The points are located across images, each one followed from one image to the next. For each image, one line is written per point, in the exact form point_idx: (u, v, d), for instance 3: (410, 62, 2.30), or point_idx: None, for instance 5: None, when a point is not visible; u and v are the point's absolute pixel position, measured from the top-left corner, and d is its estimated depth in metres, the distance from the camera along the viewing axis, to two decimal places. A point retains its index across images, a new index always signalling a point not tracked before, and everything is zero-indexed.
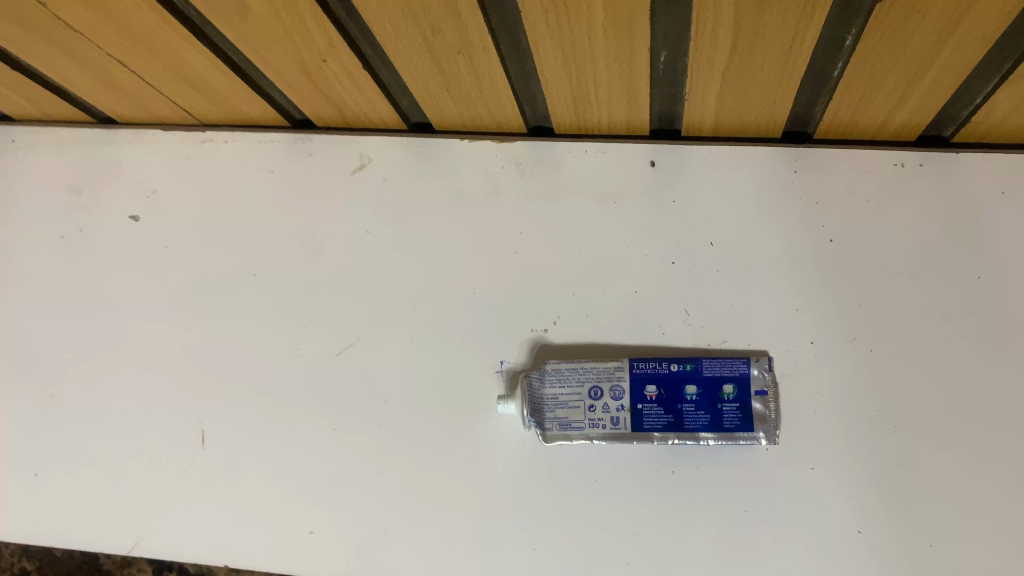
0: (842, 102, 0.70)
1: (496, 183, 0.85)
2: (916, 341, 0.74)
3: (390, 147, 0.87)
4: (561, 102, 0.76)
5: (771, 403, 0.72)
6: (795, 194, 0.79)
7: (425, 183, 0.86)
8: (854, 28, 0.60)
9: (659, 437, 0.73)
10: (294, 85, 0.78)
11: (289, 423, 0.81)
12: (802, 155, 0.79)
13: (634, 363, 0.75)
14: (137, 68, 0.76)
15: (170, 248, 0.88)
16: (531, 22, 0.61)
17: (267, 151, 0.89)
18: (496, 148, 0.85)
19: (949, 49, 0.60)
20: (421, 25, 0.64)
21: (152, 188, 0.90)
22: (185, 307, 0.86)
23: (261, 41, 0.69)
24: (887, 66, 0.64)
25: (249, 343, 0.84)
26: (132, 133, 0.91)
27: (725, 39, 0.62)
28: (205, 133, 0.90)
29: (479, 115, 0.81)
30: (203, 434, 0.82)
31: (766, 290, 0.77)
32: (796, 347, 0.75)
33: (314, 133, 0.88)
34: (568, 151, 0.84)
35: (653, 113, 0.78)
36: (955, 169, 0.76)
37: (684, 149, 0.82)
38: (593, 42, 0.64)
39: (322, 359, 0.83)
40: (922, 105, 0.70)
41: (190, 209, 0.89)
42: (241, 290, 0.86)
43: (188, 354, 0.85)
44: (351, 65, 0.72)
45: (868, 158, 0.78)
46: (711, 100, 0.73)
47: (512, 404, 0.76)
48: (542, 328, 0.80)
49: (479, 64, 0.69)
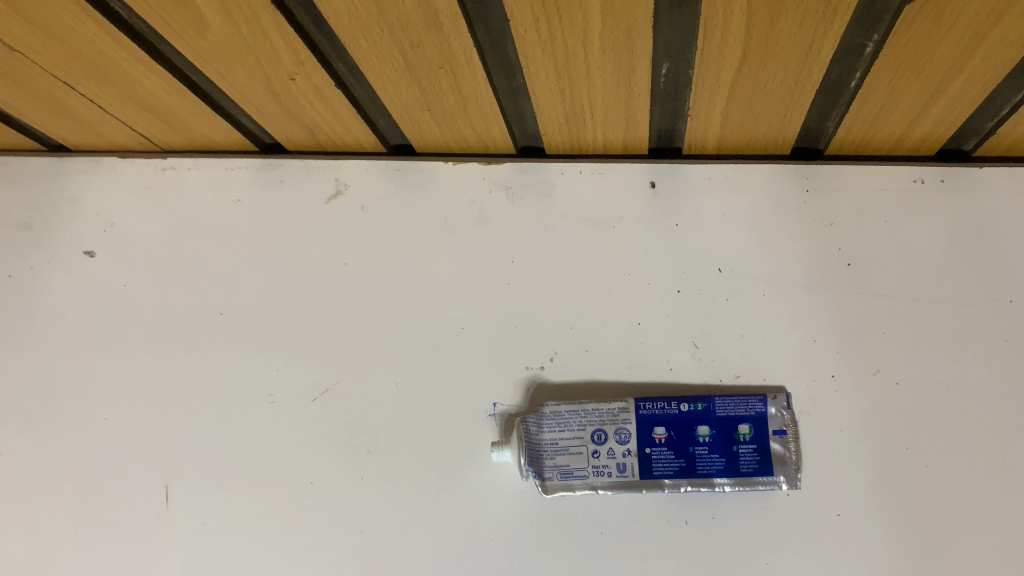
0: (857, 115, 0.65)
1: (485, 209, 0.79)
2: (945, 371, 0.68)
3: (370, 172, 0.82)
4: (553, 120, 0.70)
5: (791, 443, 0.67)
6: (806, 215, 0.74)
7: (409, 211, 0.80)
8: (876, 34, 0.54)
9: (670, 485, 0.67)
10: (260, 106, 0.71)
11: (263, 475, 0.74)
12: (813, 173, 0.75)
13: (641, 404, 0.69)
14: (88, 92, 0.70)
15: (130, 286, 0.81)
16: (520, 33, 0.56)
17: (235, 178, 0.83)
18: (483, 171, 0.80)
19: (979, 55, 0.55)
20: (399, 40, 0.58)
21: (110, 221, 0.84)
22: (147, 349, 0.79)
23: (222, 59, 0.62)
24: (910, 75, 0.58)
25: (217, 388, 0.77)
26: (87, 162, 0.85)
27: (733, 48, 0.57)
28: (166, 161, 0.85)
29: (464, 136, 0.75)
30: (167, 491, 0.75)
31: (778, 318, 0.72)
32: (815, 382, 0.69)
33: (285, 159, 0.83)
34: (561, 172, 0.79)
35: (652, 130, 0.72)
36: (977, 184, 0.72)
37: (683, 169, 0.77)
38: (588, 54, 0.58)
39: (298, 403, 0.76)
40: (943, 116, 0.65)
41: (150, 243, 0.83)
42: (208, 330, 0.79)
43: (151, 401, 0.78)
44: (322, 83, 0.66)
45: (885, 174, 0.74)
46: (716, 115, 0.67)
47: (507, 452, 0.69)
48: (538, 365, 0.73)
49: (464, 80, 0.63)
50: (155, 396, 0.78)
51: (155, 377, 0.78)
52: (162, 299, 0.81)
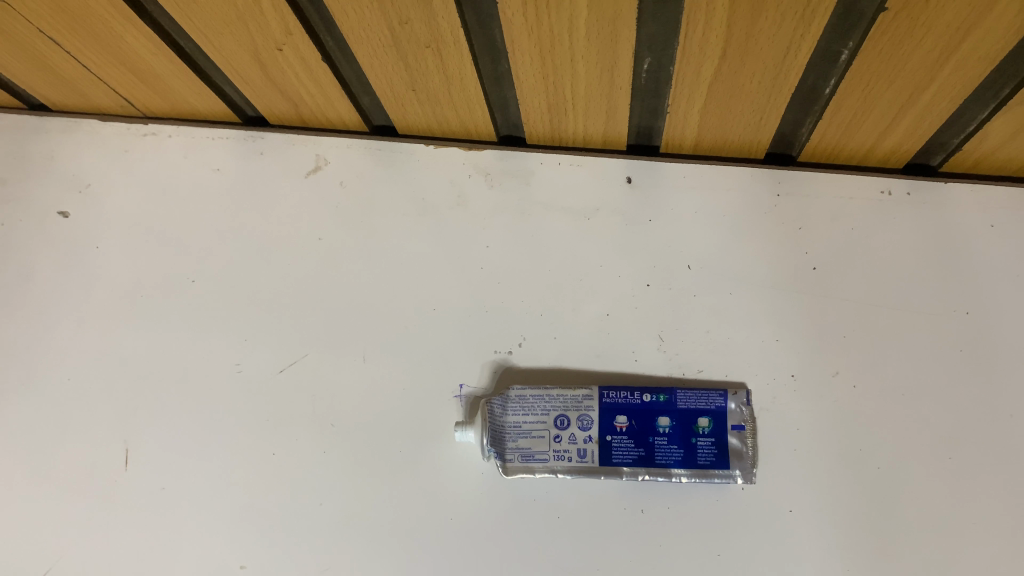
0: (831, 123, 0.67)
1: (463, 193, 0.80)
2: (900, 376, 0.70)
3: (351, 149, 0.82)
4: (535, 109, 0.71)
5: (749, 438, 0.68)
6: (776, 219, 0.76)
7: (388, 191, 0.81)
8: (852, 41, 0.56)
9: (629, 472, 0.68)
10: (246, 76, 0.71)
11: (226, 444, 0.74)
12: (786, 178, 0.77)
13: (605, 392, 0.70)
14: (73, 50, 0.70)
15: (103, 248, 0.81)
16: (508, 17, 0.57)
17: (215, 148, 0.83)
18: (463, 156, 0.81)
19: (949, 68, 0.57)
20: (388, 15, 0.58)
21: (87, 182, 0.83)
22: (116, 313, 0.79)
23: (210, 23, 0.63)
24: (883, 84, 0.60)
25: (186, 356, 0.77)
26: (67, 122, 0.84)
27: (715, 46, 0.58)
28: (148, 126, 0.84)
29: (447, 120, 0.76)
30: (128, 454, 0.74)
31: (744, 317, 0.73)
32: (776, 380, 0.71)
33: (267, 131, 0.83)
34: (540, 162, 0.80)
35: (632, 126, 0.74)
36: (943, 199, 0.74)
37: (660, 166, 0.78)
38: (572, 42, 0.59)
39: (264, 375, 0.76)
40: (912, 129, 0.67)
41: (127, 208, 0.82)
42: (179, 299, 0.79)
43: (117, 366, 0.77)
44: (309, 56, 0.66)
45: (854, 184, 0.76)
46: (694, 114, 0.69)
47: (471, 431, 0.71)
48: (506, 350, 0.74)
49: (450, 62, 0.64)
50: (122, 360, 0.77)
51: (123, 341, 0.78)
52: (136, 263, 0.80)
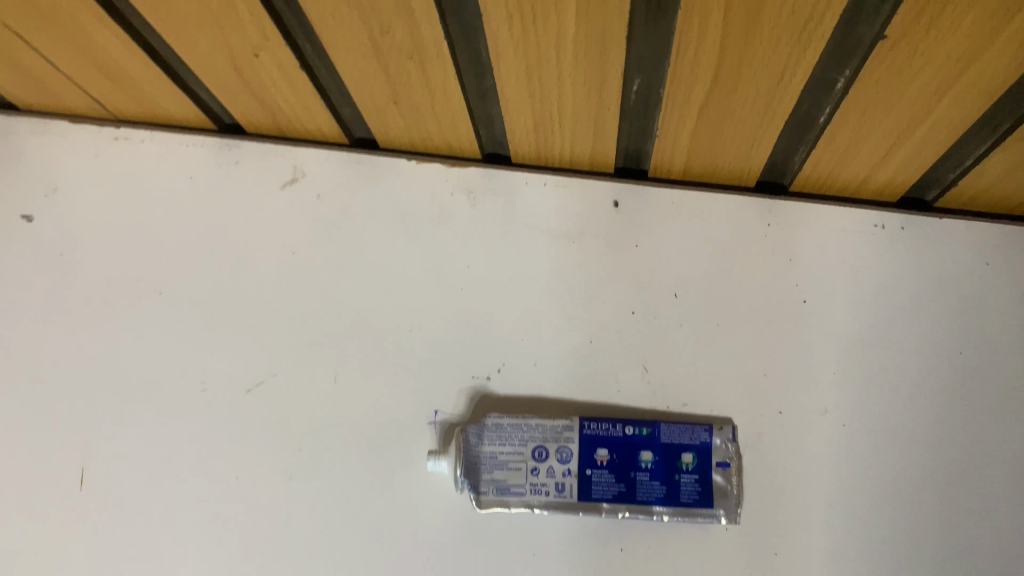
0: (824, 152, 0.65)
1: (445, 211, 0.77)
2: (890, 416, 0.68)
3: (331, 162, 0.79)
4: (521, 127, 0.69)
5: (734, 477, 0.66)
6: (766, 248, 0.74)
7: (368, 206, 0.78)
8: (848, 70, 0.54)
9: (608, 509, 0.65)
10: (222, 82, 0.69)
11: (188, 464, 0.71)
12: (777, 208, 0.75)
13: (585, 424, 0.68)
14: (42, 48, 0.67)
15: (68, 254, 0.78)
16: (494, 31, 0.54)
17: (190, 156, 0.80)
18: (446, 172, 0.78)
19: (948, 100, 0.55)
20: (369, 24, 0.56)
21: (53, 186, 0.80)
22: (78, 325, 0.75)
23: (183, 26, 0.60)
24: (877, 115, 0.58)
25: (150, 372, 0.74)
26: (35, 123, 0.81)
27: (706, 69, 0.56)
28: (119, 130, 0.81)
29: (430, 135, 0.74)
30: (82, 474, 0.71)
31: (731, 349, 0.71)
32: (763, 416, 0.69)
33: (243, 140, 0.80)
34: (525, 182, 0.77)
35: (620, 148, 0.72)
36: (937, 235, 0.73)
37: (649, 191, 0.76)
38: (560, 59, 0.57)
39: (230, 394, 0.72)
40: (907, 162, 0.65)
41: (95, 213, 0.79)
42: (144, 310, 0.76)
43: (75, 378, 0.74)
44: (288, 63, 0.63)
45: (847, 216, 0.74)
46: (683, 138, 0.67)
47: (444, 461, 0.67)
48: (485, 375, 0.71)
49: (433, 74, 0.62)
50: (81, 372, 0.74)
51: (84, 353, 0.74)
52: (100, 272, 0.77)
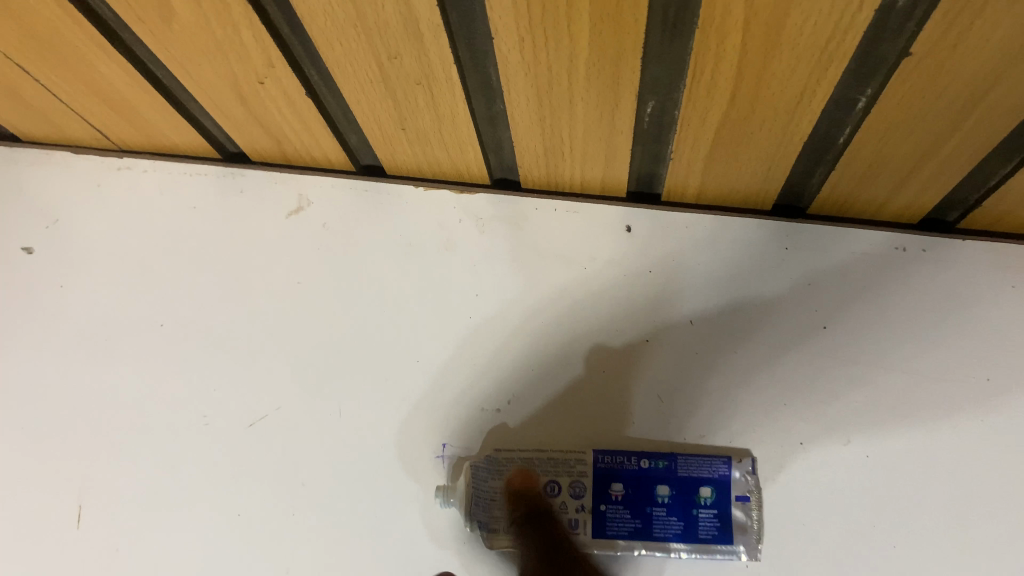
0: (843, 174, 0.64)
1: (452, 239, 0.75)
2: (915, 447, 0.66)
3: (337, 189, 0.78)
4: (531, 152, 0.67)
5: (753, 511, 0.64)
6: (783, 274, 0.72)
7: (374, 235, 0.76)
8: (869, 88, 0.53)
9: (623, 546, 0.64)
10: (226, 111, 0.68)
11: (191, 502, 0.69)
12: (795, 231, 0.72)
13: (600, 457, 0.66)
14: (42, 78, 0.66)
15: (69, 287, 0.76)
16: (504, 53, 0.53)
17: (194, 185, 0.79)
18: (454, 199, 0.76)
19: (973, 120, 0.54)
20: (376, 49, 0.55)
21: (55, 217, 0.78)
22: (76, 358, 0.74)
23: (187, 53, 0.59)
24: (899, 136, 0.57)
25: (151, 409, 0.72)
26: (36, 154, 0.80)
27: (723, 90, 0.54)
28: (122, 160, 0.80)
29: (438, 161, 0.72)
30: (80, 510, 0.69)
31: (750, 378, 0.69)
32: (783, 447, 0.67)
33: (247, 168, 0.78)
34: (534, 208, 0.75)
35: (632, 173, 0.70)
36: (961, 258, 0.70)
37: (663, 215, 0.74)
38: (572, 83, 0.56)
39: (233, 429, 0.70)
40: (929, 183, 0.63)
41: (96, 245, 0.77)
42: (146, 343, 0.74)
43: (76, 414, 0.72)
44: (293, 90, 0.62)
45: (867, 239, 0.71)
46: (698, 162, 0.65)
47: (454, 498, 0.66)
48: (494, 407, 0.69)
49: (441, 100, 0.60)
50: (82, 408, 0.72)
51: (83, 388, 0.73)
52: (101, 304, 0.75)
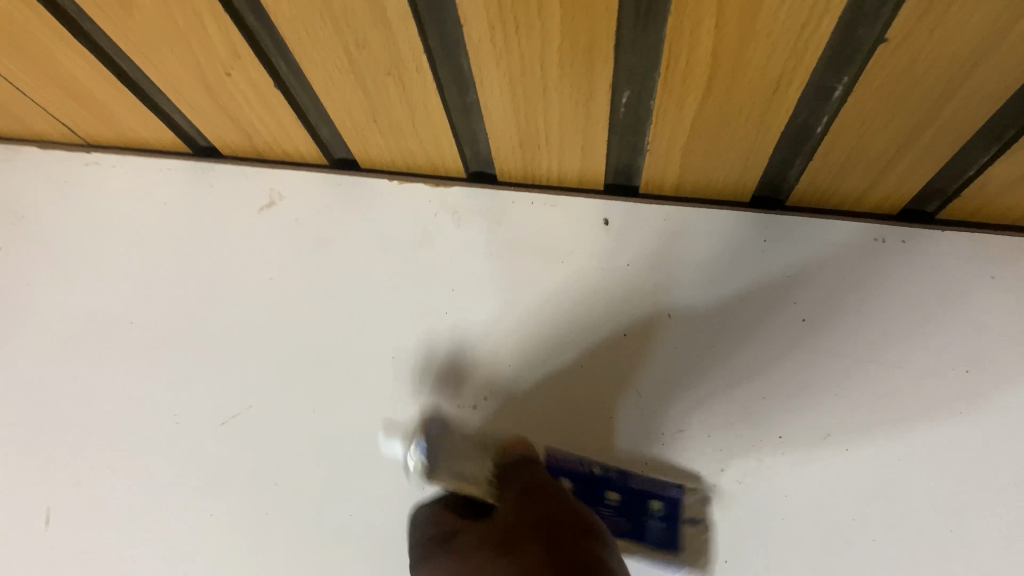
0: (821, 165, 0.63)
1: (428, 233, 0.74)
2: (894, 442, 0.65)
3: (310, 184, 0.76)
4: (506, 145, 0.66)
5: (703, 532, 0.66)
6: (762, 266, 0.70)
7: (348, 230, 0.75)
8: (845, 76, 0.52)
9: None
10: (194, 103, 0.66)
11: (160, 501, 0.70)
12: (774, 222, 0.71)
13: (552, 455, 0.68)
14: (3, 70, 0.64)
15: (39, 286, 0.75)
16: (475, 42, 0.52)
17: (164, 180, 0.77)
18: (429, 193, 0.75)
19: (951, 107, 0.53)
20: (343, 38, 0.53)
21: (23, 214, 0.78)
22: (45, 359, 0.74)
23: (151, 43, 0.58)
24: (877, 125, 0.56)
25: (122, 409, 0.71)
26: (6, 150, 0.79)
27: (698, 80, 0.53)
28: (91, 155, 0.78)
29: (413, 154, 0.71)
30: (47, 514, 0.71)
31: (728, 373, 0.68)
32: (762, 443, 0.67)
33: (219, 163, 0.76)
34: (511, 201, 0.74)
35: (610, 165, 0.69)
36: (941, 249, 0.68)
37: (641, 207, 0.72)
38: (545, 73, 0.55)
39: (205, 427, 0.70)
40: (908, 173, 0.62)
41: (64, 241, 0.76)
42: (115, 342, 0.73)
43: (52, 415, 0.72)
44: (260, 81, 0.61)
45: (848, 230, 0.69)
46: (675, 154, 0.64)
47: (398, 438, 0.68)
48: (469, 404, 0.69)
49: (413, 91, 0.59)
50: (58, 408, 0.72)
51: (54, 387, 0.73)
52: (70, 302, 0.75)
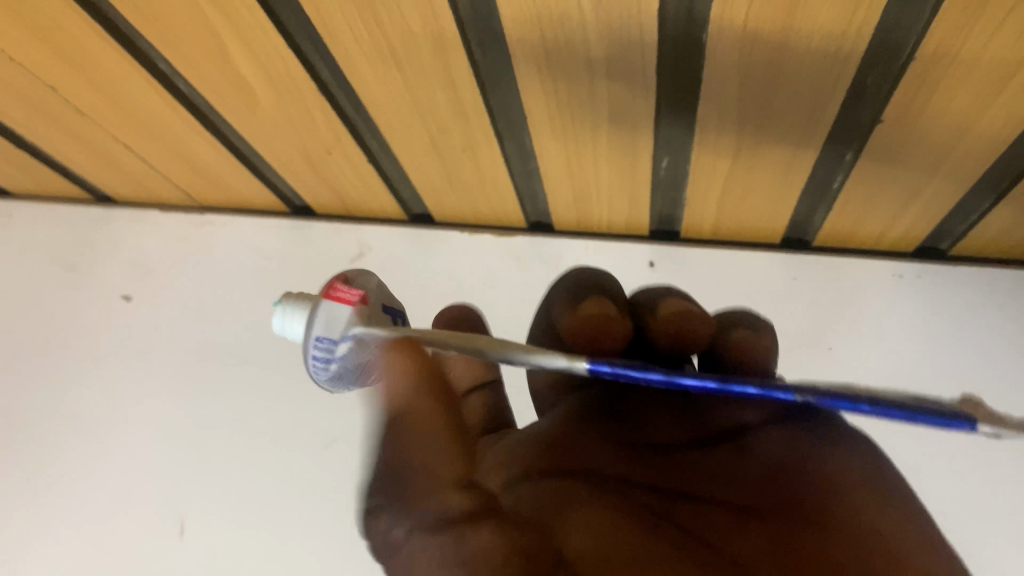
0: (841, 211, 0.72)
1: (494, 277, 0.85)
2: None
3: (392, 236, 0.87)
4: (562, 201, 0.77)
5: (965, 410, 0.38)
6: (792, 303, 0.80)
7: (426, 275, 0.86)
8: (853, 144, 0.60)
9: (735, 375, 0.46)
10: (297, 174, 0.78)
11: (266, 516, 0.80)
12: (804, 265, 0.80)
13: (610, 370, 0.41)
14: (143, 153, 0.78)
15: (161, 330, 0.89)
16: (536, 125, 0.63)
17: (265, 236, 0.89)
18: (496, 242, 0.86)
19: (947, 167, 0.61)
20: (428, 124, 0.65)
21: (148, 268, 0.92)
22: (165, 391, 0.86)
23: (267, 131, 0.70)
24: (883, 181, 0.65)
25: (236, 434, 0.83)
26: (132, 213, 0.93)
27: (725, 148, 0.63)
28: (205, 217, 0.92)
29: (480, 209, 0.82)
30: (182, 524, 0.81)
31: None
32: None
33: (315, 221, 0.89)
34: (568, 246, 0.84)
35: (653, 215, 0.78)
36: (954, 282, 0.77)
37: (682, 250, 0.83)
38: (596, 144, 0.65)
39: (308, 448, 0.81)
40: (920, 216, 0.70)
41: (182, 291, 0.90)
42: (228, 376, 0.86)
43: (168, 439, 0.85)
44: (356, 156, 0.72)
45: (870, 268, 0.79)
46: (711, 204, 0.74)
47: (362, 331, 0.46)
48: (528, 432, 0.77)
49: (483, 162, 0.70)
50: (173, 436, 0.85)
51: (177, 416, 0.85)
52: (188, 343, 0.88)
